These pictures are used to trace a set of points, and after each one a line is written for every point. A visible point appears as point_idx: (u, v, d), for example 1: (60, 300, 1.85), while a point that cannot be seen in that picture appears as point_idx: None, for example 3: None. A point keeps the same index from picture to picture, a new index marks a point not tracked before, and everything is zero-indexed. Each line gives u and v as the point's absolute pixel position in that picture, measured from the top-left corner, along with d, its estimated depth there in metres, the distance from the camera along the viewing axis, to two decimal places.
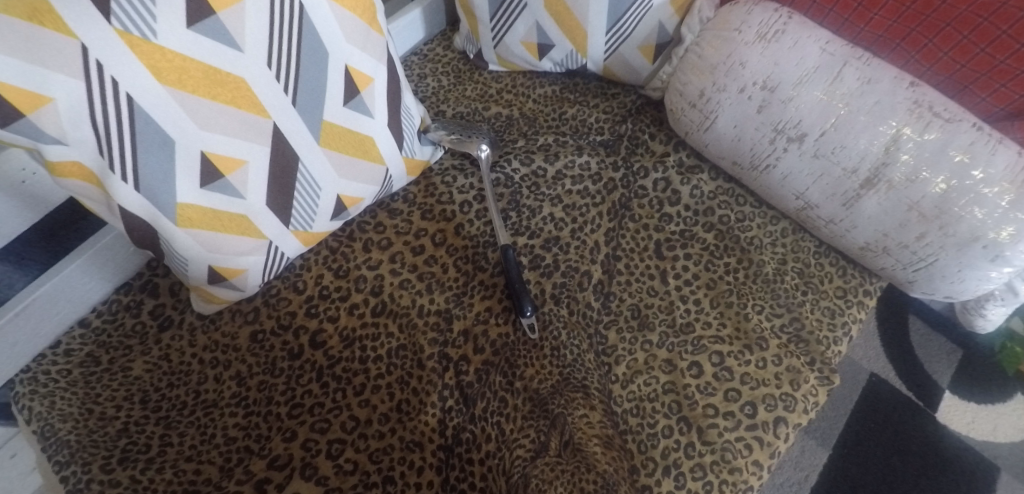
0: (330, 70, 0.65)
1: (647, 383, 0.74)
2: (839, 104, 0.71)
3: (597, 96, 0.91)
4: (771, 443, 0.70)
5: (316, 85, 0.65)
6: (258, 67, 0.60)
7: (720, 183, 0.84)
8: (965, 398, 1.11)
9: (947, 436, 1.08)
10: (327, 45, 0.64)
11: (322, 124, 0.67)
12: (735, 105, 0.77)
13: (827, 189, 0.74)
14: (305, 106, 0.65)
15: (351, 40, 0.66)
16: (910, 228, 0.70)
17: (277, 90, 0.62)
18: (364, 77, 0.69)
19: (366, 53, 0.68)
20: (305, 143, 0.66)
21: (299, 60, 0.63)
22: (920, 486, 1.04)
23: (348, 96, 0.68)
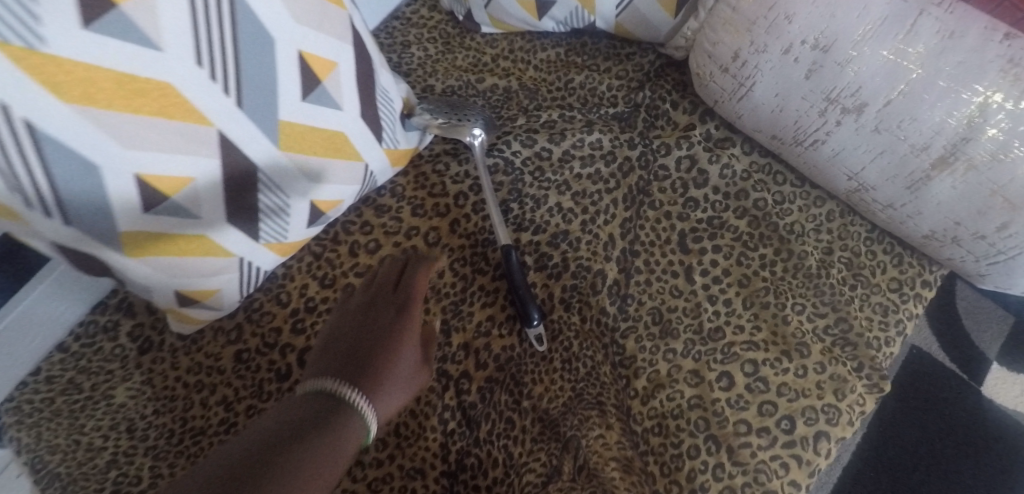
0: (280, 60, 0.55)
1: (671, 398, 0.65)
2: (911, 65, 0.57)
3: (609, 59, 0.79)
4: (811, 462, 0.62)
5: (266, 80, 0.54)
6: (186, 67, 0.49)
7: (754, 158, 0.73)
8: (1014, 370, 1.01)
9: (993, 410, 0.99)
10: (271, 30, 0.53)
11: (279, 125, 0.57)
12: (777, 69, 0.64)
13: (889, 170, 0.63)
14: (254, 106, 0.55)
15: (300, 20, 0.55)
16: (991, 217, 0.59)
17: (217, 92, 0.52)
18: (324, 63, 0.58)
19: (322, 33, 0.58)
20: (262, 149, 0.57)
21: (237, 53, 0.52)
22: (962, 465, 0.96)
23: (306, 88, 0.58)
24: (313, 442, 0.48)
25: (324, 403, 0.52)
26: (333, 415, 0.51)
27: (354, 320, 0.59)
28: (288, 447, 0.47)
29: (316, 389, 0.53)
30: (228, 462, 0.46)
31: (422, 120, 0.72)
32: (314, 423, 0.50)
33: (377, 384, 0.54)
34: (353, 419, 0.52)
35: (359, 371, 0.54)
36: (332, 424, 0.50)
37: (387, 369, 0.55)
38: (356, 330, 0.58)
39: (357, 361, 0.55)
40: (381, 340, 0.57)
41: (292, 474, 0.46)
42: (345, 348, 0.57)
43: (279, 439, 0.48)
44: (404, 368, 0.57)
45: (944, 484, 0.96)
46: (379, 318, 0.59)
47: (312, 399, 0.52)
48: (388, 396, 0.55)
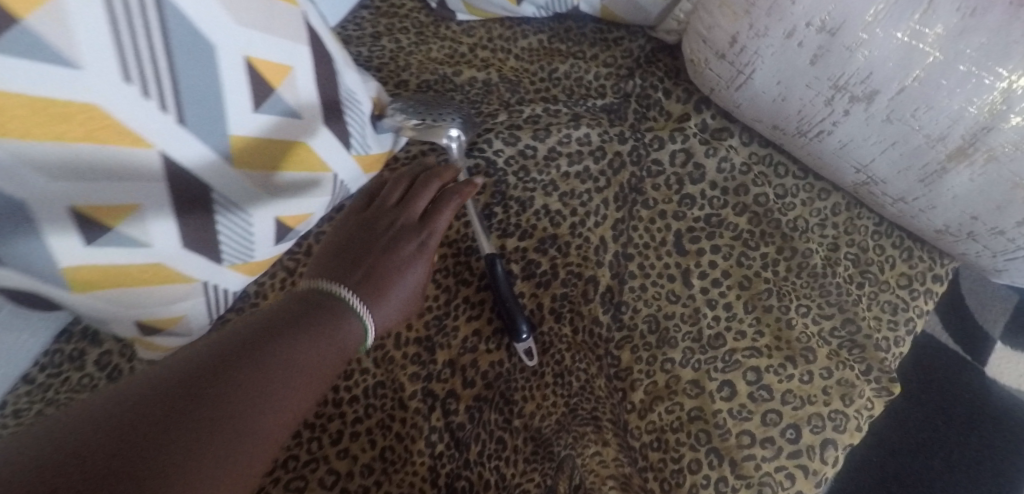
0: (223, 69, 0.49)
1: (670, 410, 0.62)
2: (928, 49, 0.52)
3: (596, 45, 0.74)
4: (818, 472, 0.59)
5: (209, 92, 0.48)
6: (112, 84, 0.43)
7: (754, 148, 0.68)
8: (1017, 349, 0.97)
9: (998, 391, 0.96)
10: (208, 34, 0.47)
11: (229, 139, 0.51)
12: (779, 55, 0.59)
13: (900, 162, 0.58)
14: (198, 121, 0.49)
15: (242, 22, 0.49)
16: (1011, 212, 0.55)
17: (152, 109, 0.46)
18: (276, 68, 0.53)
19: (272, 35, 0.52)
20: (213, 167, 0.51)
21: (172, 64, 0.46)
22: (966, 448, 0.93)
23: (257, 97, 0.52)
24: (308, 340, 0.46)
25: (322, 303, 0.50)
26: (331, 314, 0.49)
27: (358, 229, 0.56)
28: (283, 341, 0.45)
29: (319, 291, 0.51)
30: (215, 347, 0.43)
31: (393, 121, 0.66)
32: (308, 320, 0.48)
33: (382, 296, 0.53)
34: (351, 322, 0.50)
35: (365, 282, 0.52)
36: (331, 327, 0.48)
37: (393, 283, 0.54)
38: (362, 238, 0.56)
39: (364, 269, 0.53)
40: (391, 252, 0.55)
41: (286, 366, 0.44)
42: (350, 254, 0.54)
43: (270, 331, 0.46)
44: (410, 285, 0.55)
45: (949, 467, 0.92)
46: (389, 240, 0.55)
47: (314, 301, 0.50)
48: (390, 309, 0.53)
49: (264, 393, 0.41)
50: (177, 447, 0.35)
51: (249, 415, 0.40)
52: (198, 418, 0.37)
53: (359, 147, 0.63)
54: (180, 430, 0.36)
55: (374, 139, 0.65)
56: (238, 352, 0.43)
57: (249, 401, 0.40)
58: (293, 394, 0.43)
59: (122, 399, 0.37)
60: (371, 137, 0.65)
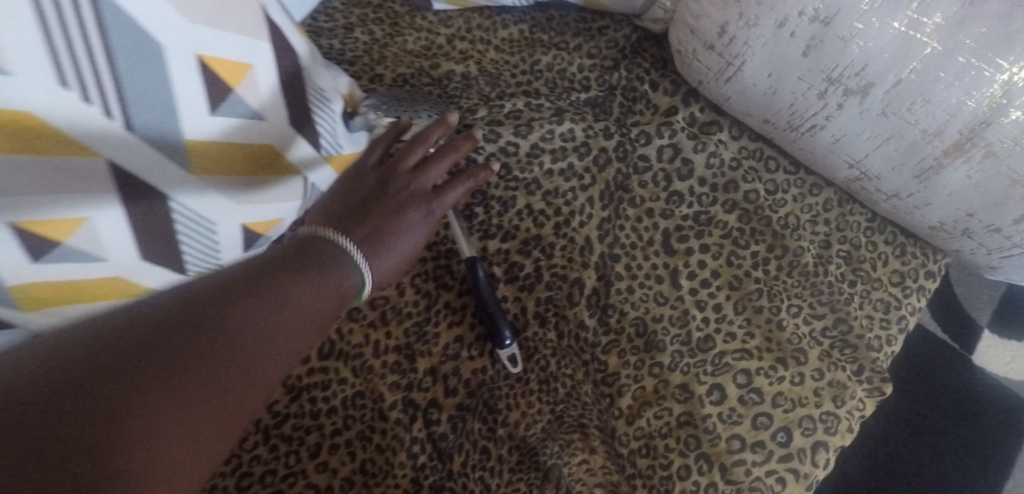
0: (173, 69, 0.45)
1: (658, 416, 0.60)
2: (926, 39, 0.49)
3: (580, 35, 0.71)
4: (809, 475, 0.57)
5: (158, 95, 0.45)
6: (46, 89, 0.39)
7: (744, 143, 0.66)
8: (1004, 337, 0.94)
9: (986, 379, 0.92)
10: (155, 32, 0.43)
11: (185, 145, 0.48)
12: (770, 46, 0.56)
13: (895, 158, 0.56)
14: (148, 127, 0.45)
15: (195, 18, 0.46)
16: (1008, 209, 0.53)
17: (95, 115, 0.42)
18: (233, 67, 0.49)
19: (227, 31, 0.48)
20: (168, 174, 0.48)
21: (114, 66, 0.42)
22: (952, 436, 0.90)
23: (213, 98, 0.49)
24: (293, 285, 0.45)
25: (318, 250, 0.48)
26: (328, 261, 0.47)
27: (360, 183, 0.53)
28: (269, 287, 0.43)
29: (318, 240, 0.48)
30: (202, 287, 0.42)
31: (367, 121, 0.64)
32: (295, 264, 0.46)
33: (383, 248, 0.51)
34: (346, 266, 0.48)
35: (368, 234, 0.50)
36: (322, 276, 0.46)
37: (396, 237, 0.52)
38: (364, 190, 0.53)
39: (368, 221, 0.51)
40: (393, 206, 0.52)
41: (272, 310, 0.42)
42: (351, 206, 0.52)
43: (257, 274, 0.44)
44: (413, 239, 0.53)
45: (935, 455, 0.89)
46: (396, 200, 0.53)
47: (312, 250, 0.47)
48: (392, 262, 0.51)
49: (247, 336, 0.40)
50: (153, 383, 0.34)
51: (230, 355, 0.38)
52: (175, 354, 0.36)
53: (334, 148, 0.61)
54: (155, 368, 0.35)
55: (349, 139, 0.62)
56: (224, 293, 0.42)
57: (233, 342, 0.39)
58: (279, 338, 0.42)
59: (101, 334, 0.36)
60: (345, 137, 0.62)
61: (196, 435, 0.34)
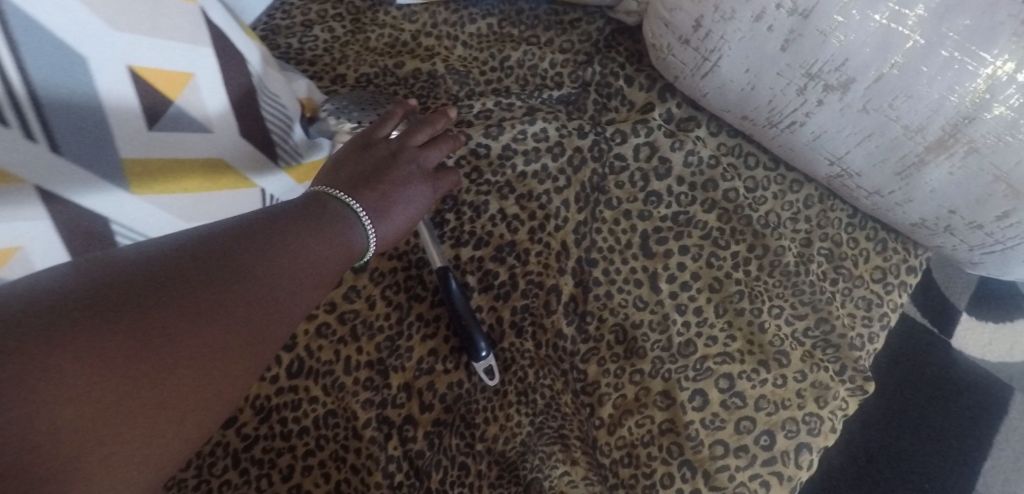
0: (99, 83, 0.41)
1: (640, 424, 0.58)
2: (908, 32, 0.46)
3: (551, 28, 0.68)
4: (792, 477, 0.56)
5: (87, 112, 0.41)
6: None
7: (723, 139, 0.64)
8: (981, 319, 0.93)
9: (963, 361, 0.92)
10: (77, 44, 0.39)
11: (124, 164, 0.44)
12: (747, 40, 0.53)
13: (876, 155, 0.54)
14: (79, 149, 0.41)
15: (120, 27, 0.42)
16: (991, 205, 0.51)
17: (15, 137, 0.38)
18: (171, 76, 0.46)
19: (162, 39, 0.45)
20: (109, 196, 0.43)
21: (30, 80, 0.38)
22: (931, 418, 0.89)
23: (152, 112, 0.45)
24: (308, 248, 0.43)
25: (330, 212, 0.46)
26: (340, 217, 0.47)
27: (364, 151, 0.52)
28: (285, 245, 0.42)
29: (325, 199, 0.47)
30: (218, 232, 0.40)
31: (327, 125, 0.59)
32: (311, 224, 0.44)
33: (388, 213, 0.50)
34: (354, 231, 0.47)
35: (376, 199, 0.49)
36: (335, 242, 0.45)
37: (401, 204, 0.51)
38: (370, 158, 0.52)
39: (376, 188, 0.50)
40: (400, 174, 0.52)
41: (287, 268, 0.41)
42: (357, 171, 0.51)
43: (273, 226, 0.42)
44: (413, 212, 0.52)
45: (914, 438, 0.89)
46: (403, 173, 0.52)
47: (322, 207, 0.46)
48: (393, 229, 0.50)
49: (266, 285, 0.39)
50: (162, 345, 0.33)
51: (244, 315, 0.37)
52: (191, 301, 0.35)
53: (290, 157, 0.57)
54: (167, 325, 0.34)
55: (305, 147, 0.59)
56: (240, 244, 0.40)
57: (248, 303, 0.37)
58: (293, 300, 0.40)
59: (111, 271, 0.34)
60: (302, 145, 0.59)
61: (201, 401, 0.34)
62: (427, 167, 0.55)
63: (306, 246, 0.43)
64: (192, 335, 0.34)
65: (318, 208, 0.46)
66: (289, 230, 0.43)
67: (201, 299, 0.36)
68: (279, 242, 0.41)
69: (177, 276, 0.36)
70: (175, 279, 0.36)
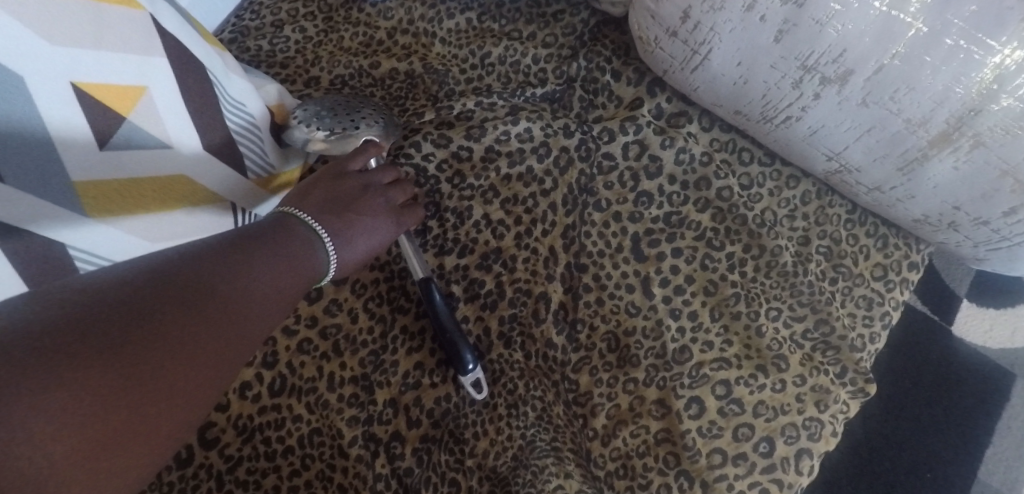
0: (40, 102, 0.39)
1: (635, 434, 0.56)
2: (910, 20, 0.43)
3: (533, 22, 0.64)
4: (793, 485, 0.54)
5: (26, 133, 0.38)
6: None
7: (715, 134, 0.61)
8: (982, 305, 0.91)
9: (962, 348, 0.90)
10: (11, 60, 0.37)
11: (75, 188, 0.41)
12: (739, 32, 0.50)
13: (876, 150, 0.51)
14: (22, 173, 0.39)
15: (57, 42, 0.39)
16: (997, 202, 0.48)
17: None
18: (120, 91, 0.43)
19: (107, 51, 0.42)
20: (59, 220, 0.41)
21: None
22: (936, 408, 0.87)
23: (102, 130, 0.42)
24: (282, 268, 0.43)
25: (302, 237, 0.46)
26: (304, 239, 0.46)
27: (336, 180, 0.52)
28: (259, 264, 0.41)
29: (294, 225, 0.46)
30: (192, 249, 0.39)
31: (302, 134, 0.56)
32: (283, 245, 0.44)
33: (350, 241, 0.49)
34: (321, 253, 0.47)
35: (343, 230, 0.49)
36: (305, 271, 0.45)
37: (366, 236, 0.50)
38: (341, 185, 0.51)
39: (342, 215, 0.49)
40: (368, 205, 0.51)
41: (261, 285, 0.40)
42: (327, 200, 0.50)
43: (246, 243, 0.42)
44: (376, 244, 0.51)
45: (918, 429, 0.87)
46: (371, 206, 0.52)
47: (292, 235, 0.45)
48: (354, 257, 0.50)
49: (235, 305, 0.38)
50: (144, 365, 0.32)
51: (224, 336, 0.36)
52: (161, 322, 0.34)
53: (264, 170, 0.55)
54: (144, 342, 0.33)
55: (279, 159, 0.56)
56: (215, 259, 0.39)
57: (225, 319, 0.37)
58: (264, 319, 0.40)
59: (84, 289, 0.33)
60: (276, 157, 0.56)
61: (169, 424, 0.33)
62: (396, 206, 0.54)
63: (268, 265, 0.42)
64: (173, 351, 0.33)
65: (281, 231, 0.45)
66: (253, 251, 0.42)
67: (179, 315, 0.35)
68: (242, 261, 0.40)
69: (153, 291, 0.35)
70: (155, 297, 0.35)
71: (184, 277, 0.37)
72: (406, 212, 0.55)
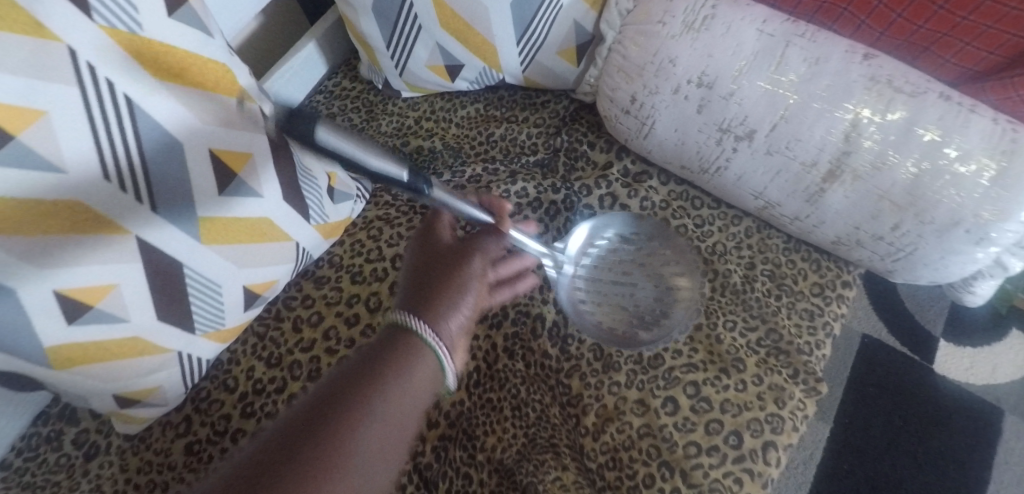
0: (191, 164, 0.57)
1: (620, 430, 0.66)
2: (787, 93, 0.62)
3: (526, 108, 0.82)
4: (763, 473, 0.63)
5: (177, 183, 0.57)
6: (95, 183, 0.52)
7: (672, 187, 0.77)
8: (960, 344, 1.05)
9: (945, 384, 1.03)
10: (179, 134, 0.56)
11: (199, 221, 0.59)
12: (671, 108, 0.67)
13: (786, 187, 0.66)
14: (170, 210, 0.57)
15: (206, 121, 0.58)
16: (884, 219, 0.62)
17: (131, 201, 0.54)
18: (238, 156, 0.60)
19: (232, 130, 0.60)
20: (184, 247, 0.58)
21: (145, 161, 0.55)
22: (933, 442, 0.99)
23: (223, 183, 0.60)
24: (376, 401, 0.47)
25: (399, 343, 0.50)
26: (414, 349, 0.50)
27: (425, 253, 0.57)
28: (331, 417, 0.45)
29: (388, 328, 0.51)
30: (325, 392, 0.47)
31: (646, 292, 0.71)
32: (375, 378, 0.48)
33: (437, 315, 0.51)
34: (429, 362, 0.50)
35: (437, 296, 0.52)
36: (387, 399, 0.47)
37: (463, 288, 0.54)
38: (416, 275, 0.55)
39: (427, 292, 0.53)
40: (454, 254, 0.56)
41: (391, 411, 0.47)
42: (417, 272, 0.55)
43: (358, 375, 0.48)
44: (466, 308, 0.53)
45: (917, 463, 0.98)
46: (444, 266, 0.55)
47: (372, 365, 0.49)
48: (450, 327, 0.52)
49: (365, 443, 0.45)
50: None
51: (355, 476, 0.44)
52: (306, 474, 0.42)
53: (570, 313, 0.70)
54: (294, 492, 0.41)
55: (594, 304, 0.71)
56: (350, 396, 0.47)
57: (355, 452, 0.44)
58: (360, 451, 0.44)
59: (250, 456, 0.43)
60: (661, 341, 0.69)
61: None
62: (459, 246, 0.57)
63: (383, 390, 0.48)
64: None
65: (392, 331, 0.51)
66: (373, 380, 0.48)
67: (320, 460, 0.43)
68: (363, 393, 0.47)
69: (303, 444, 0.43)
70: (301, 449, 0.43)
71: (302, 435, 0.44)
72: (470, 247, 0.57)
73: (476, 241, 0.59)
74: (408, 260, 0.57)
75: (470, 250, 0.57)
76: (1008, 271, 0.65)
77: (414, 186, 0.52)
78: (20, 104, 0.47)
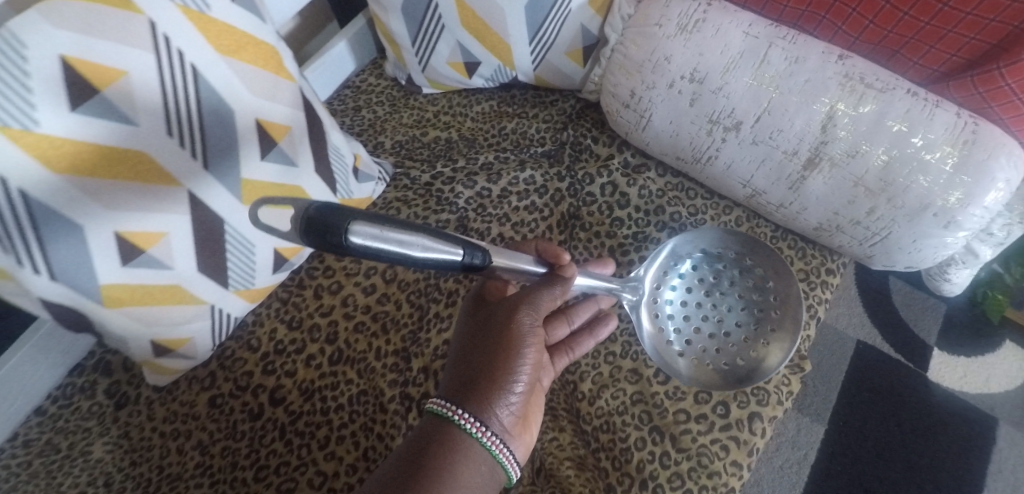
0: (240, 129, 0.64)
1: (614, 396, 0.71)
2: (770, 88, 0.68)
3: (536, 106, 0.90)
4: (748, 441, 0.67)
5: (226, 145, 0.64)
6: (160, 138, 0.59)
7: (668, 179, 0.84)
8: (954, 353, 1.09)
9: (938, 391, 1.06)
10: (231, 103, 0.64)
11: (240, 181, 0.65)
12: (667, 102, 0.74)
13: (771, 176, 0.72)
14: (218, 169, 0.64)
15: (255, 93, 0.65)
16: (860, 204, 0.68)
17: (187, 158, 0.61)
18: (278, 127, 0.68)
19: (275, 103, 0.68)
20: (226, 204, 0.65)
21: (203, 123, 0.62)
22: (924, 447, 1.02)
23: (264, 149, 0.67)
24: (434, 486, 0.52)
25: (448, 430, 0.55)
26: (466, 441, 0.55)
27: (469, 332, 0.61)
28: None
29: (434, 414, 0.57)
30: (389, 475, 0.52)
31: (735, 317, 0.70)
32: (431, 465, 0.53)
33: (483, 404, 0.56)
34: (482, 453, 0.56)
35: (482, 384, 0.57)
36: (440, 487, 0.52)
37: (507, 370, 0.57)
38: (466, 354, 0.59)
39: (474, 376, 0.57)
40: (500, 324, 0.59)
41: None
42: (465, 352, 0.60)
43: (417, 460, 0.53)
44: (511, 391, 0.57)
45: (908, 467, 1.01)
46: (490, 342, 0.58)
47: (423, 453, 0.54)
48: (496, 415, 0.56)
49: None
50: None
51: None
52: None
53: (657, 356, 0.70)
54: None
55: (683, 336, 0.71)
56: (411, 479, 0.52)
57: None
58: None
59: None
60: (759, 379, 0.68)
61: None
62: (506, 314, 0.60)
63: (442, 475, 0.53)
64: None
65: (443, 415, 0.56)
66: (432, 464, 0.53)
67: None
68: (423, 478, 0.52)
69: None
70: None
71: None
72: (516, 313, 0.59)
73: (526, 299, 0.60)
74: (464, 332, 0.62)
75: (515, 315, 0.59)
76: (979, 259, 0.72)
77: (469, 262, 0.55)
78: (106, 64, 0.55)
